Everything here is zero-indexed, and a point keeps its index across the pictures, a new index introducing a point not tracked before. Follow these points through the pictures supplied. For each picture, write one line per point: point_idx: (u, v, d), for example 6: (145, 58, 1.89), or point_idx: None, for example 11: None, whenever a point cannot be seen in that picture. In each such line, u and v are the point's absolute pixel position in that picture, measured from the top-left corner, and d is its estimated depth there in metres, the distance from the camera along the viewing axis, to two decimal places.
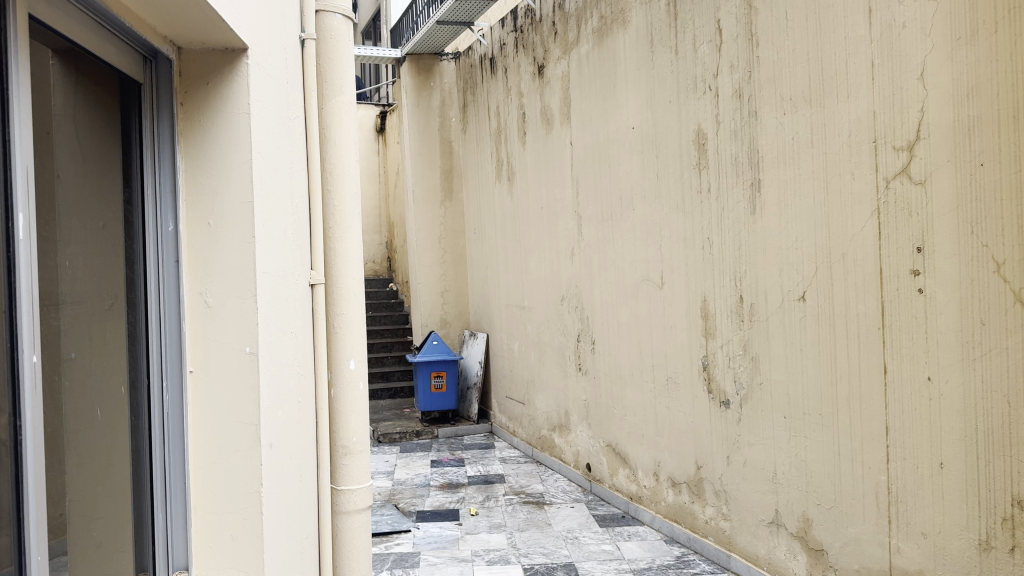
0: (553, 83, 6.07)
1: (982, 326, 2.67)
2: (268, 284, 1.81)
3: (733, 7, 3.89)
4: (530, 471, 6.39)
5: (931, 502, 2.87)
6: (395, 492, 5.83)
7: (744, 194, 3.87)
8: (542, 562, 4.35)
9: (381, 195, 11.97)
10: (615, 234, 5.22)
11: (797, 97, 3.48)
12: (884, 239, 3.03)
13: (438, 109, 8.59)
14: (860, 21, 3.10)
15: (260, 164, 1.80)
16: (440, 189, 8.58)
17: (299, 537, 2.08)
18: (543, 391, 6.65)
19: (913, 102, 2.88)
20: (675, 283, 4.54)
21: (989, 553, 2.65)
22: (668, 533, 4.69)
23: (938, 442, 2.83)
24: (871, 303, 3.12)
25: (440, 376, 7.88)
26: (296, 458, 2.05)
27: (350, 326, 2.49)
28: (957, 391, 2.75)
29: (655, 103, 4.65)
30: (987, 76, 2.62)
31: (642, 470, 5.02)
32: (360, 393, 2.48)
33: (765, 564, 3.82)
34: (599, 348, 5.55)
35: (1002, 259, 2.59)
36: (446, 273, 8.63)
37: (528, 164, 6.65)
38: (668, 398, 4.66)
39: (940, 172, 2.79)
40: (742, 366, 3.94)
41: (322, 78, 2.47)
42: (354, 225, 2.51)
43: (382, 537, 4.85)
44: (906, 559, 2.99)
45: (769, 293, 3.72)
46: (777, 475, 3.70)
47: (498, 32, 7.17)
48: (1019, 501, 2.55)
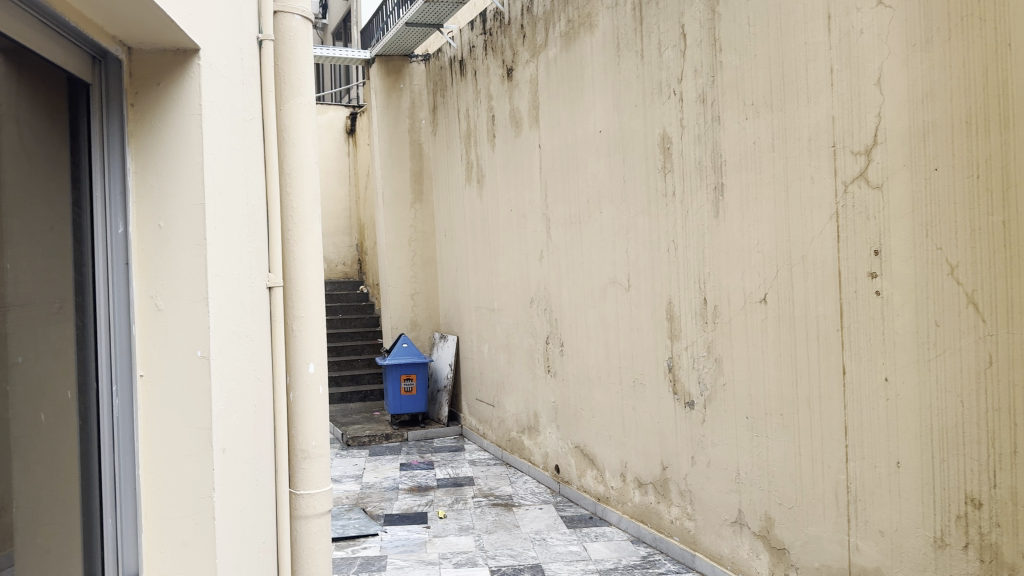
0: (522, 86, 6.09)
1: (936, 327, 2.71)
2: (220, 287, 1.80)
3: (697, 12, 3.93)
4: (500, 473, 6.39)
5: (888, 501, 2.92)
6: (363, 496, 5.79)
7: (708, 198, 3.91)
8: (510, 564, 4.34)
9: (351, 197, 11.91)
10: (583, 236, 5.24)
11: (759, 102, 3.52)
12: (843, 242, 3.08)
13: (407, 111, 8.57)
14: (819, 27, 3.15)
15: (213, 165, 1.78)
16: (410, 190, 8.55)
17: (255, 542, 2.06)
18: (512, 393, 6.66)
19: (870, 108, 2.93)
20: (641, 285, 4.57)
21: (944, 550, 2.69)
22: (634, 533, 4.72)
23: (895, 442, 2.88)
24: (829, 305, 3.17)
25: (411, 378, 7.85)
26: (252, 462, 2.04)
27: (309, 329, 2.47)
28: (913, 391, 2.80)
29: (621, 107, 4.69)
30: (941, 81, 2.66)
31: (609, 472, 5.04)
32: (319, 397, 2.48)
33: (728, 563, 3.86)
34: (568, 350, 5.56)
35: (956, 262, 2.64)
36: (416, 275, 8.60)
37: (497, 166, 6.66)
38: (635, 399, 4.68)
39: (897, 175, 2.83)
40: (706, 367, 3.98)
41: (280, 79, 2.46)
42: (313, 227, 2.50)
43: (348, 541, 4.81)
44: (865, 557, 3.04)
45: (732, 296, 3.76)
46: (739, 476, 3.75)
47: (467, 34, 7.17)
48: (972, 500, 2.60)
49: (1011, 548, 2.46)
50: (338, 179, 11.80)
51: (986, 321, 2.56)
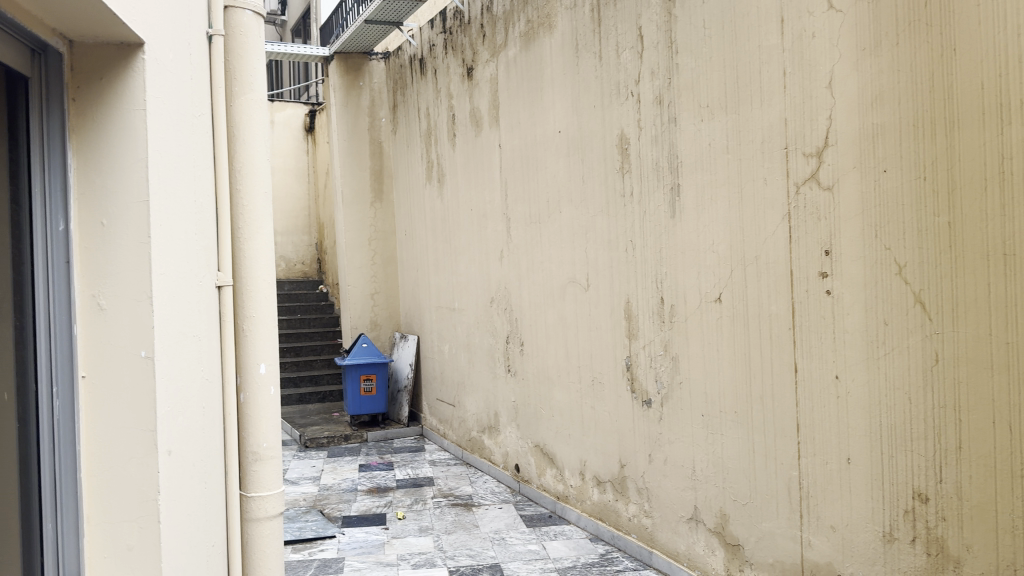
0: (482, 85, 6.08)
1: (885, 325, 2.76)
2: (166, 286, 1.77)
3: (654, 14, 3.96)
4: (460, 473, 6.37)
5: (839, 496, 2.97)
6: (321, 498, 5.73)
7: (665, 198, 3.94)
8: (468, 564, 4.34)
9: (310, 196, 11.78)
10: (543, 236, 5.25)
11: (713, 103, 3.57)
12: (795, 242, 3.14)
13: (367, 109, 8.50)
14: (773, 30, 3.20)
15: (158, 162, 1.75)
16: (370, 189, 8.49)
17: (204, 546, 2.03)
18: (472, 392, 6.66)
19: (821, 110, 2.98)
20: (599, 284, 4.59)
21: (893, 544, 2.75)
22: (593, 531, 4.74)
23: (846, 438, 2.93)
24: (781, 304, 3.22)
25: (370, 378, 7.79)
26: (200, 465, 2.00)
27: (260, 329, 2.44)
28: (862, 389, 2.86)
29: (580, 108, 4.71)
30: (888, 85, 2.71)
31: (568, 470, 5.06)
32: (270, 398, 2.45)
33: (685, 560, 3.89)
34: (527, 349, 5.57)
35: (903, 262, 2.68)
36: (376, 274, 8.53)
37: (457, 166, 6.65)
38: (593, 398, 4.71)
39: (847, 177, 2.89)
40: (663, 366, 4.02)
41: (230, 75, 2.42)
42: (265, 226, 2.47)
43: (304, 544, 4.76)
44: (817, 552, 3.09)
45: (687, 295, 3.80)
46: (695, 473, 3.79)
47: (427, 33, 7.14)
48: (919, 495, 2.65)
49: (956, 540, 2.51)
50: (297, 177, 11.66)
51: (932, 320, 2.60)
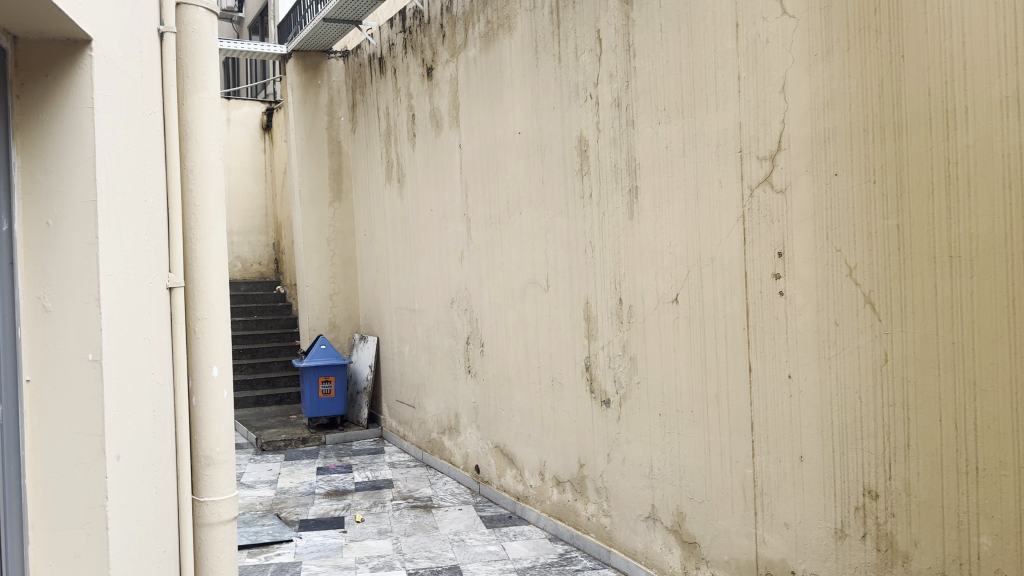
0: (442, 85, 6.06)
1: (836, 325, 2.82)
2: (115, 288, 1.73)
3: (612, 17, 3.99)
4: (419, 475, 6.35)
5: (792, 494, 3.03)
6: (278, 502, 5.66)
7: (623, 200, 3.98)
8: (427, 566, 4.32)
9: (268, 196, 11.62)
10: (503, 237, 5.25)
11: (670, 107, 3.61)
12: (749, 243, 3.19)
13: (325, 108, 8.42)
14: (728, 35, 3.25)
15: (107, 161, 1.72)
16: (329, 189, 8.41)
17: (154, 552, 1.99)
18: (432, 393, 6.64)
19: (775, 114, 3.04)
20: (559, 285, 4.61)
21: (844, 540, 2.81)
22: (552, 531, 4.76)
23: (798, 436, 2.99)
24: (736, 304, 3.27)
25: (328, 380, 7.73)
26: (150, 470, 1.96)
27: (213, 331, 2.40)
28: (814, 388, 2.92)
29: (539, 109, 4.72)
30: (840, 90, 2.77)
31: (528, 470, 5.08)
32: (223, 402, 2.41)
33: (643, 558, 3.93)
34: (488, 350, 5.57)
35: (854, 263, 2.74)
36: (335, 274, 8.45)
37: (417, 166, 6.62)
38: (553, 398, 4.73)
39: (800, 180, 2.94)
40: (621, 366, 4.05)
41: (182, 73, 2.39)
42: (218, 226, 2.44)
43: (260, 548, 4.69)
44: (771, 549, 3.15)
45: (645, 295, 3.84)
46: (653, 471, 3.83)
47: (387, 32, 7.10)
48: (869, 491, 2.71)
49: (904, 536, 2.57)
50: (254, 176, 11.49)
51: (881, 320, 2.66)
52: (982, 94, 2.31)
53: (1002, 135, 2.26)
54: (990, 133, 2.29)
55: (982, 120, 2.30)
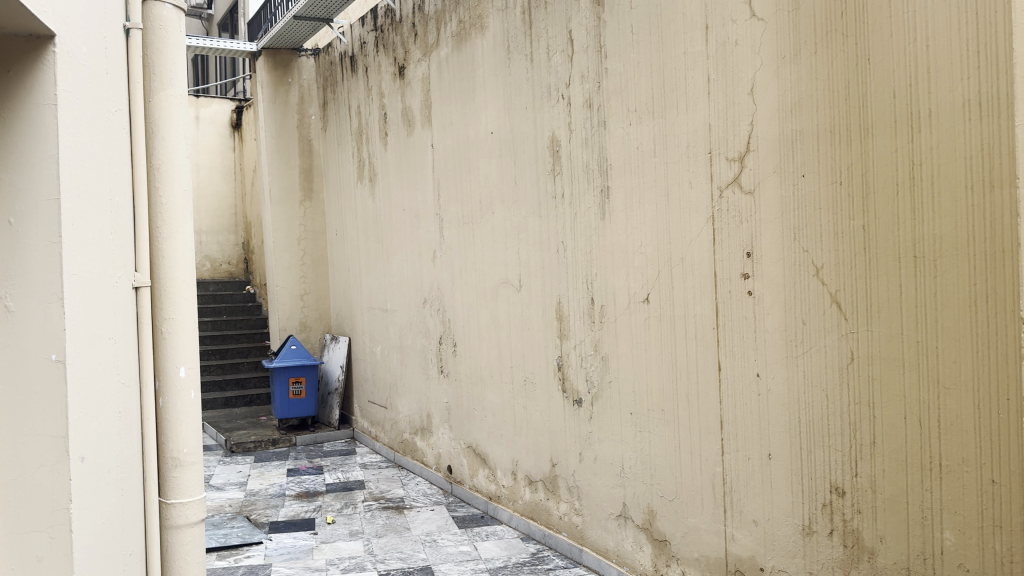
0: (414, 85, 6.05)
1: (803, 324, 2.86)
2: (79, 287, 1.71)
3: (584, 18, 4.01)
4: (391, 476, 6.33)
5: (761, 492, 3.07)
6: (247, 504, 5.61)
7: (594, 200, 4.00)
8: (399, 566, 4.31)
9: (237, 195, 11.50)
10: (475, 237, 5.25)
11: (641, 108, 3.63)
12: (718, 243, 3.23)
13: (296, 106, 8.35)
14: (697, 37, 3.28)
15: (72, 159, 1.70)
16: (299, 188, 8.35)
17: (120, 555, 1.97)
18: (404, 394, 6.62)
19: (743, 116, 3.08)
20: (531, 285, 4.62)
21: (811, 537, 2.85)
22: (524, 531, 4.77)
23: (767, 435, 3.03)
24: (705, 304, 3.31)
25: (299, 381, 7.67)
26: (116, 472, 1.94)
27: (180, 331, 2.38)
28: (781, 386, 2.96)
29: (511, 109, 4.73)
30: (807, 92, 2.80)
31: (500, 470, 5.09)
32: (191, 403, 2.39)
33: (614, 556, 3.96)
34: (460, 350, 5.57)
35: (821, 264, 2.78)
36: (306, 274, 8.39)
37: (389, 165, 6.60)
38: (525, 398, 4.74)
39: (767, 181, 2.98)
40: (593, 365, 4.07)
41: (149, 70, 2.36)
42: (185, 225, 2.41)
43: (229, 551, 4.65)
44: (740, 546, 3.18)
45: (617, 295, 3.86)
46: (624, 470, 3.85)
47: (358, 30, 7.06)
48: (836, 488, 2.75)
49: (870, 532, 2.62)
50: (223, 175, 11.37)
51: (847, 319, 2.70)
52: (946, 96, 2.34)
53: (965, 137, 2.30)
54: (953, 134, 2.33)
55: (945, 122, 2.35)
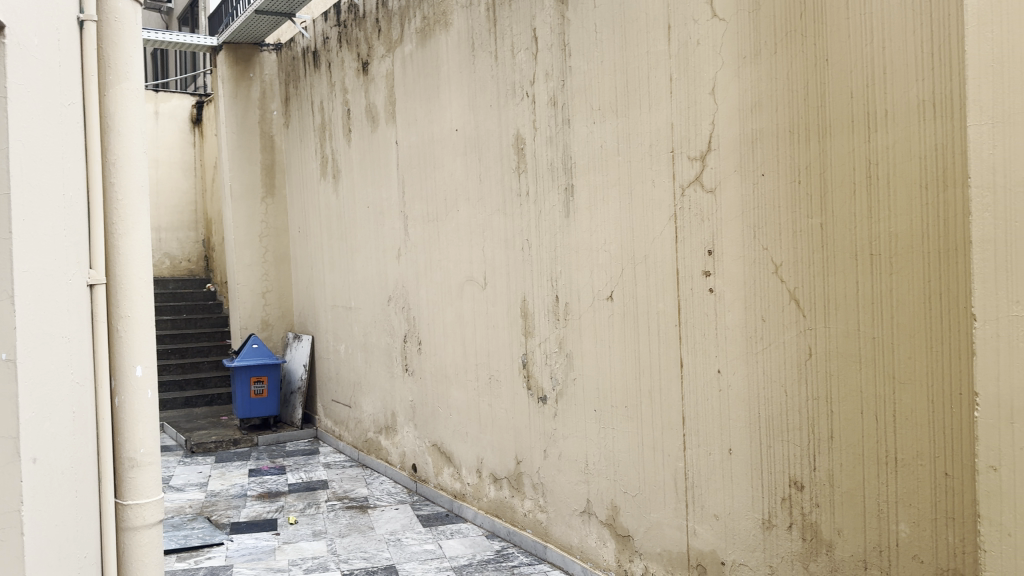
0: (378, 81, 6.01)
1: (763, 321, 2.91)
2: (30, 285, 1.68)
3: (548, 17, 4.02)
4: (355, 475, 6.28)
5: (722, 486, 3.11)
6: (208, 505, 5.53)
7: (559, 198, 4.01)
8: (362, 566, 4.28)
9: (198, 192, 11.32)
10: (440, 234, 5.24)
11: (605, 106, 3.65)
12: (680, 242, 3.26)
13: (257, 102, 8.25)
14: (660, 36, 3.31)
15: (22, 154, 1.66)
16: (261, 184, 8.25)
17: (74, 557, 1.93)
18: (368, 392, 6.58)
19: (705, 116, 3.11)
20: (496, 283, 4.63)
21: (771, 531, 2.90)
22: (489, 528, 4.77)
23: (728, 430, 3.07)
24: (668, 301, 3.34)
25: (261, 380, 7.59)
26: (70, 472, 1.90)
27: (136, 330, 2.35)
28: (741, 382, 3.00)
29: (476, 106, 4.73)
30: (768, 92, 2.84)
31: (465, 468, 5.09)
32: (147, 402, 2.36)
33: (578, 552, 3.98)
34: (425, 348, 5.55)
35: (779, 261, 2.83)
36: (268, 272, 8.29)
37: (352, 162, 6.55)
38: (490, 395, 4.74)
39: (728, 180, 3.02)
40: (558, 363, 4.09)
41: (104, 64, 2.32)
42: (141, 223, 2.38)
43: (189, 552, 4.57)
44: (701, 540, 3.22)
45: (581, 293, 3.88)
46: (588, 466, 3.88)
47: (321, 25, 7.00)
48: (794, 482, 2.80)
49: (828, 525, 2.67)
50: (184, 171, 11.19)
51: (805, 316, 2.74)
52: (901, 98, 2.39)
53: (920, 137, 2.35)
54: (908, 135, 2.37)
55: (901, 122, 2.39)
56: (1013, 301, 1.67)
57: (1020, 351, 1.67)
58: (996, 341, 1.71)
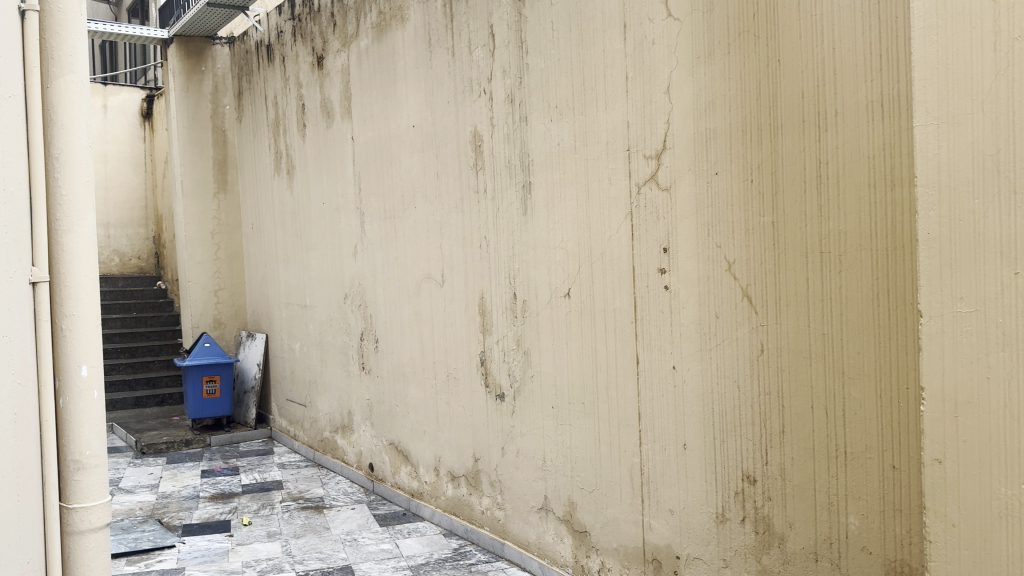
0: (333, 76, 5.94)
1: (716, 318, 2.94)
2: None
3: (504, 14, 4.02)
4: (310, 475, 6.22)
5: (676, 481, 3.15)
6: (159, 507, 5.42)
7: (516, 195, 4.01)
8: (318, 567, 4.24)
9: (149, 187, 11.06)
10: (397, 231, 5.20)
11: (562, 104, 3.66)
12: (636, 239, 3.28)
13: (209, 96, 8.10)
14: (616, 35, 3.33)
15: None
16: (213, 180, 8.10)
17: (17, 563, 1.88)
18: (324, 391, 6.51)
19: (660, 115, 3.14)
20: (454, 280, 4.61)
21: (724, 524, 2.94)
22: (446, 527, 4.76)
23: (682, 425, 3.11)
24: (624, 298, 3.36)
25: (214, 379, 7.45)
26: (12, 477, 1.85)
27: (81, 329, 2.30)
28: (696, 378, 3.04)
29: (433, 103, 4.71)
30: (721, 92, 2.88)
31: (422, 467, 5.07)
32: (93, 403, 2.32)
33: (535, 549, 4.00)
34: (382, 346, 5.51)
35: (732, 259, 2.87)
36: (220, 269, 8.14)
37: (307, 158, 6.47)
38: (448, 393, 4.73)
39: (682, 179, 3.05)
40: (515, 360, 4.10)
41: (47, 56, 2.26)
42: (86, 218, 2.33)
43: (139, 555, 4.48)
44: (656, 535, 3.25)
45: (538, 290, 3.89)
46: (545, 463, 3.89)
47: (274, 18, 6.89)
48: (748, 477, 2.84)
49: (780, 518, 2.71)
50: (133, 166, 10.92)
51: (757, 313, 2.79)
52: (851, 99, 2.44)
53: (868, 137, 2.40)
54: (857, 135, 2.43)
55: (850, 123, 2.44)
56: (957, 297, 1.72)
57: (963, 346, 1.72)
58: (941, 337, 1.76)
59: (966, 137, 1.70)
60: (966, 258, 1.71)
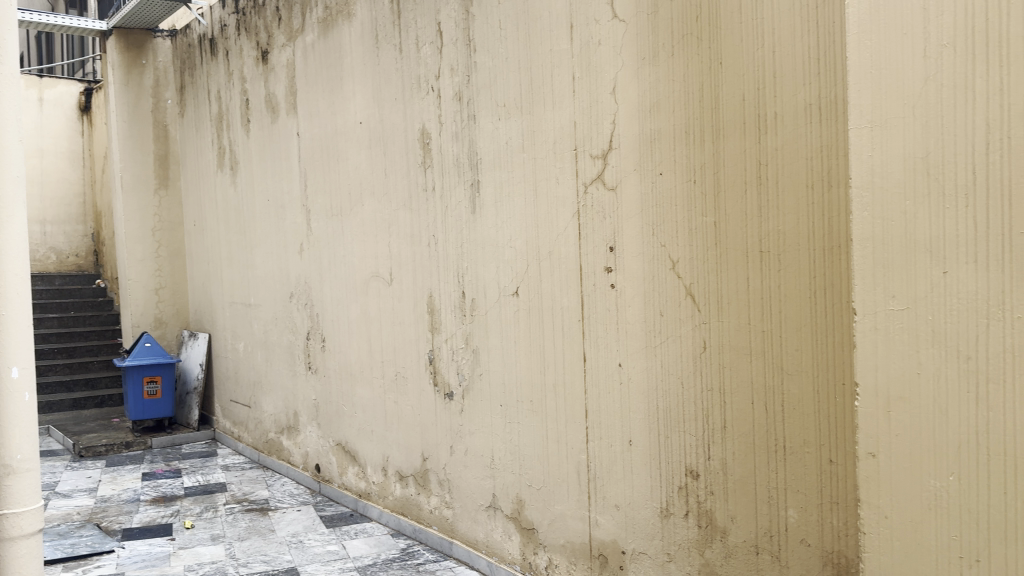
0: (278, 71, 5.85)
1: (661, 316, 2.99)
2: None
3: (452, 11, 4.01)
4: (256, 477, 6.12)
5: (622, 477, 3.18)
6: (97, 511, 5.28)
7: (465, 194, 4.01)
8: (263, 569, 4.18)
9: (87, 183, 10.74)
10: (344, 229, 5.15)
11: (510, 103, 3.67)
12: (583, 238, 3.31)
13: (150, 89, 7.90)
14: (563, 36, 3.35)
15: None
16: (155, 176, 7.91)
17: None
18: (269, 392, 6.41)
19: (607, 115, 3.17)
20: (402, 278, 4.59)
21: (668, 519, 2.99)
22: (394, 527, 4.73)
23: (628, 422, 3.15)
24: (572, 297, 3.39)
25: (155, 380, 7.28)
26: None
27: (12, 333, 2.33)
28: (641, 375, 3.08)
29: (380, 99, 4.67)
30: (665, 93, 2.92)
31: (370, 467, 5.03)
32: (25, 405, 2.35)
33: (483, 547, 4.01)
34: (329, 345, 5.45)
35: (676, 258, 2.91)
36: (162, 267, 7.95)
37: (252, 154, 6.36)
38: (396, 393, 4.71)
39: (628, 178, 3.09)
40: (464, 358, 4.09)
41: None
42: (16, 224, 2.35)
43: (76, 561, 4.35)
44: (603, 531, 3.29)
45: (487, 289, 3.90)
46: (494, 461, 3.90)
47: (218, 12, 6.76)
48: (691, 472, 2.89)
49: (722, 512, 2.77)
50: (71, 161, 10.60)
51: (700, 311, 2.83)
52: (790, 101, 2.49)
53: (806, 138, 2.46)
54: (796, 137, 2.48)
55: (790, 125, 2.50)
56: (890, 296, 1.78)
57: (895, 343, 1.77)
58: (874, 334, 1.81)
59: (897, 141, 1.76)
60: (897, 257, 1.77)
